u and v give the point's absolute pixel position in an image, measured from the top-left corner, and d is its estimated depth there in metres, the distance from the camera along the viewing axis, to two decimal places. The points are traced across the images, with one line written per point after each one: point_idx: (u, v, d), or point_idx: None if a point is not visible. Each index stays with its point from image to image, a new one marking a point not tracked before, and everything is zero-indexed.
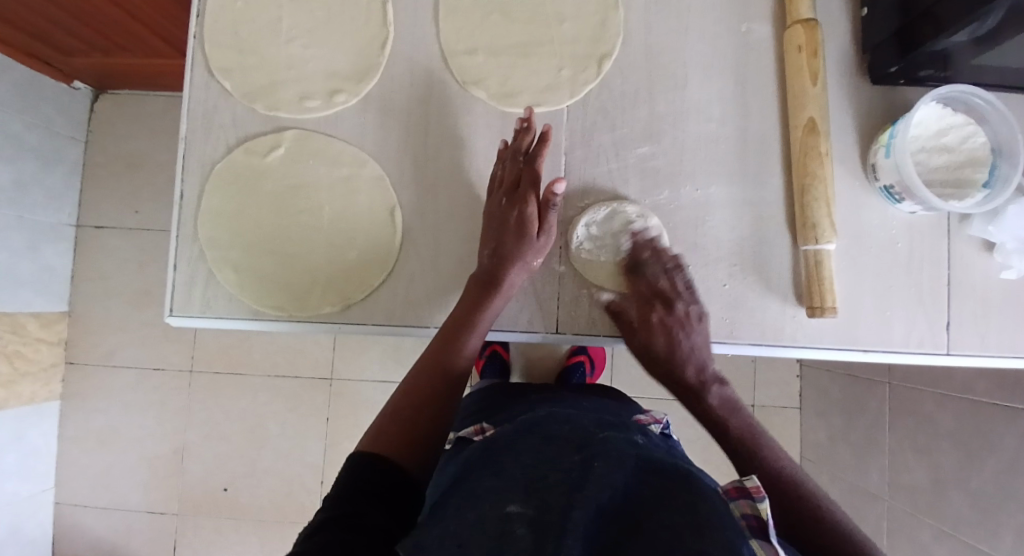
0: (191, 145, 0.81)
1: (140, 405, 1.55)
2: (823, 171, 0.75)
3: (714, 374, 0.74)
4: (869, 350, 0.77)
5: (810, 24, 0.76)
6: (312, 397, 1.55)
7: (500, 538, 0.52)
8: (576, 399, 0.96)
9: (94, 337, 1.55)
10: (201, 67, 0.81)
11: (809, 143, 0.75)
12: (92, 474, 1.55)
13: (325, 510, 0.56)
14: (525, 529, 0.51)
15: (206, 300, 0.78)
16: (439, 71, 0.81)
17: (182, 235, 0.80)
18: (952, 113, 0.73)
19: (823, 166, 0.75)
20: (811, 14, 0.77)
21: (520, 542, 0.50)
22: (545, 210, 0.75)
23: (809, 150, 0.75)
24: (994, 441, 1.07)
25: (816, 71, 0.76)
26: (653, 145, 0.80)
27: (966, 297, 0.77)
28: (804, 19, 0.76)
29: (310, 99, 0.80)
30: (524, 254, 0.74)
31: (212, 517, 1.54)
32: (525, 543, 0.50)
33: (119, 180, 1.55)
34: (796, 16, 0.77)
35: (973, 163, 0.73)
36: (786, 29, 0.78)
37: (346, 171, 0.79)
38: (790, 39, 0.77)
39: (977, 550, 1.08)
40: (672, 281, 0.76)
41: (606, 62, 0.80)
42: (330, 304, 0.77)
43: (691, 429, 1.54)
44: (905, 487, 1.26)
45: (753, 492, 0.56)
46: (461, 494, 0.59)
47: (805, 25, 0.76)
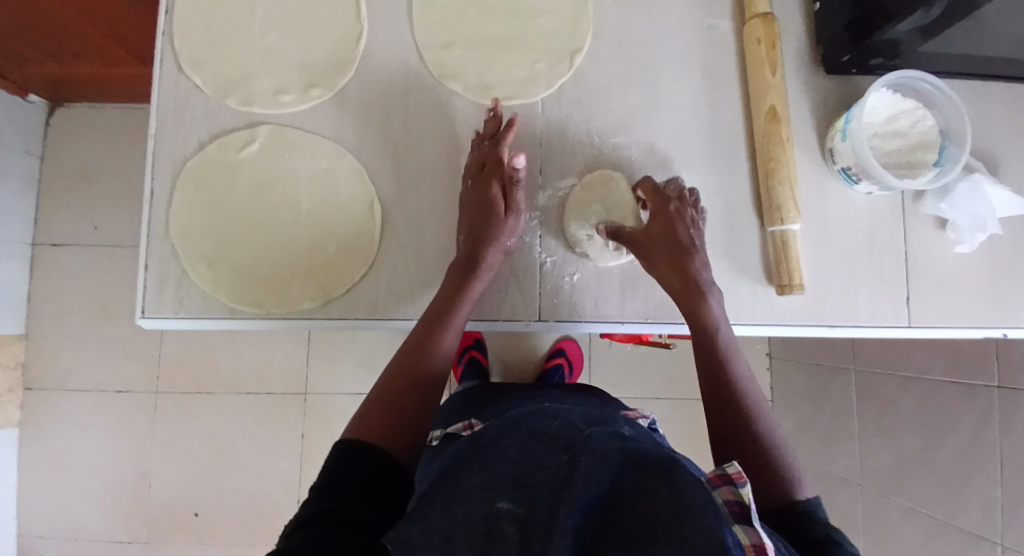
0: (161, 143, 0.79)
1: (102, 428, 1.49)
2: (786, 156, 0.78)
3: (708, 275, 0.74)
4: (838, 325, 0.80)
5: (768, 17, 0.80)
6: (284, 412, 1.51)
7: (488, 536, 0.51)
8: (560, 395, 0.95)
9: (52, 359, 1.49)
10: (171, 64, 0.80)
11: (772, 129, 0.79)
12: (51, 504, 1.48)
13: (312, 503, 0.55)
14: (514, 527, 0.51)
15: (179, 299, 0.76)
16: (415, 66, 0.82)
17: (153, 234, 0.78)
18: (903, 99, 0.78)
19: (786, 151, 0.78)
20: (769, 9, 0.81)
21: (508, 543, 0.50)
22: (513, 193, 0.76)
23: (773, 135, 0.79)
24: (955, 419, 1.12)
25: (776, 62, 0.80)
26: (626, 135, 0.82)
27: (923, 272, 0.82)
28: (762, 13, 0.80)
29: (285, 94, 0.80)
30: (498, 241, 0.75)
31: (182, 543, 1.48)
32: (512, 542, 0.50)
33: (78, 194, 1.51)
34: (754, 10, 0.81)
35: (924, 145, 0.78)
36: (746, 23, 0.82)
37: (324, 164, 0.79)
38: (749, 32, 0.81)
39: (946, 524, 1.12)
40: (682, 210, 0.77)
41: (578, 57, 0.83)
42: (310, 298, 0.76)
43: (669, 427, 1.56)
44: (876, 470, 1.31)
45: (736, 478, 0.54)
46: (448, 486, 0.58)
47: (763, 19, 0.80)
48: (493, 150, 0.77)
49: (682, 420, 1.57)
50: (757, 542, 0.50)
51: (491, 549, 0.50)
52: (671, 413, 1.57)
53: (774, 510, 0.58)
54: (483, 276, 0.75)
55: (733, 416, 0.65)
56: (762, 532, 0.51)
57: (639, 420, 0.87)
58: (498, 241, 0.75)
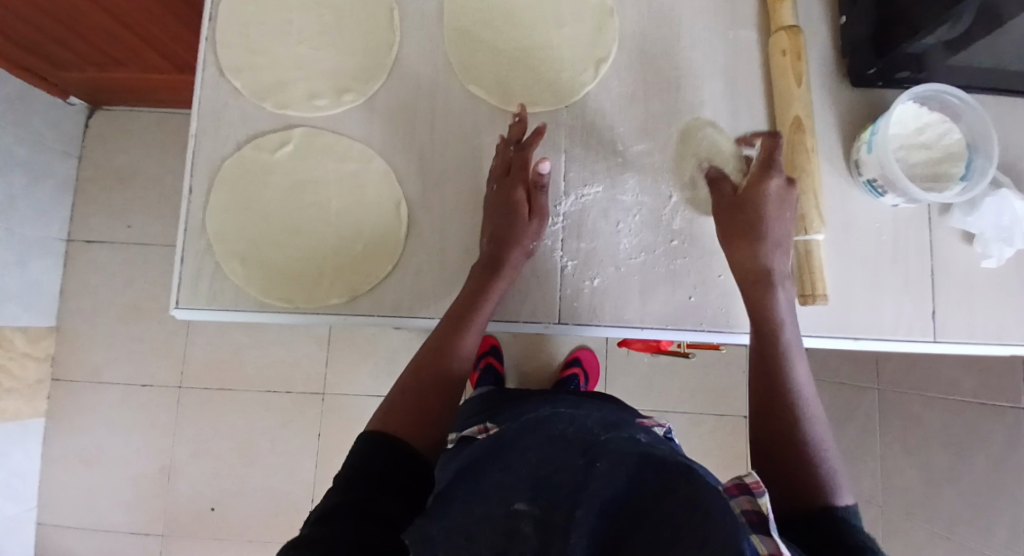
0: (200, 143, 0.82)
1: (127, 423, 1.53)
2: (810, 166, 0.79)
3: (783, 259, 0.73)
4: (860, 337, 0.80)
5: (793, 30, 0.80)
6: (304, 412, 1.54)
7: (508, 536, 0.53)
8: (578, 400, 0.96)
9: (82, 353, 1.53)
10: (211, 68, 0.83)
11: (797, 139, 0.79)
12: (75, 496, 1.51)
13: (337, 494, 0.56)
14: (533, 528, 0.53)
15: (212, 293, 0.79)
16: (444, 72, 0.84)
17: (189, 229, 0.80)
18: (929, 112, 0.78)
19: (811, 161, 0.79)
20: (795, 22, 0.82)
21: (527, 544, 0.52)
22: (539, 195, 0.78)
23: (797, 145, 0.79)
24: (982, 440, 1.09)
25: (800, 73, 0.80)
26: (650, 143, 0.83)
27: (949, 285, 0.81)
28: (787, 25, 0.81)
29: (318, 98, 0.83)
30: (522, 243, 0.76)
31: (200, 538, 1.50)
32: (531, 542, 0.52)
33: (112, 194, 1.56)
34: (779, 23, 0.82)
35: (950, 158, 0.78)
36: (771, 35, 0.83)
37: (354, 166, 0.81)
38: (774, 44, 0.82)
39: (972, 549, 1.09)
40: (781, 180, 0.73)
41: (603, 66, 0.84)
42: (337, 295, 0.78)
43: (686, 440, 1.55)
44: (899, 491, 1.28)
45: (754, 488, 0.55)
46: (467, 484, 0.60)
47: (788, 31, 0.81)
48: (518, 153, 0.78)
49: (699, 434, 1.55)
50: (774, 550, 0.49)
51: (511, 549, 0.52)
52: (688, 427, 1.56)
53: (804, 509, 0.58)
54: (506, 277, 0.76)
55: (772, 409, 0.65)
56: (778, 540, 0.50)
57: (656, 428, 0.87)
58: (522, 243, 0.76)
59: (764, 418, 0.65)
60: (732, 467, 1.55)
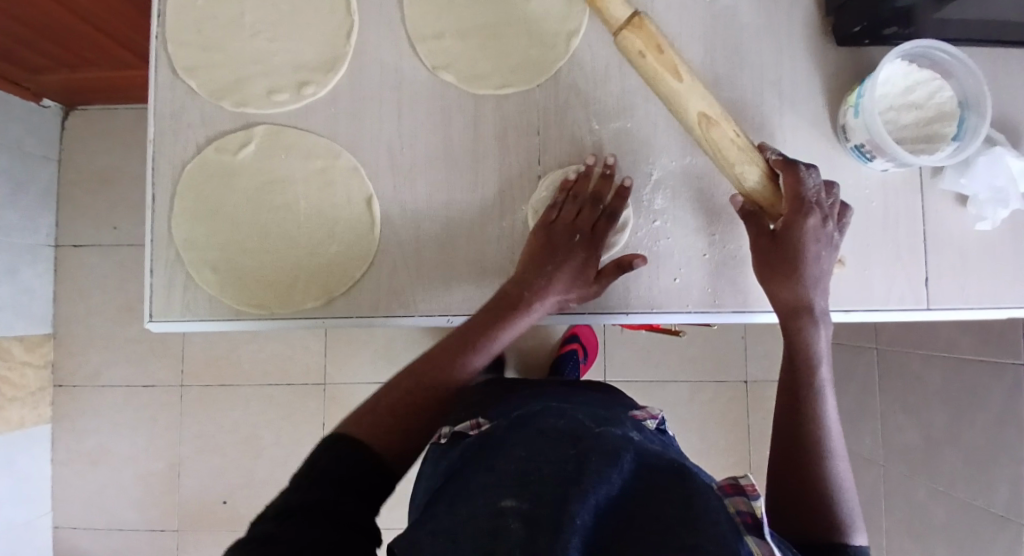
0: (161, 149, 0.79)
1: (131, 423, 1.53)
2: (746, 153, 0.68)
3: (822, 307, 0.71)
4: (851, 310, 0.78)
5: (637, 23, 0.67)
6: (305, 403, 1.54)
7: (492, 535, 0.48)
8: (568, 391, 0.92)
9: (81, 358, 1.53)
10: (164, 68, 0.79)
11: (714, 134, 0.68)
12: (87, 496, 1.53)
13: (303, 493, 0.53)
14: (518, 525, 0.47)
15: (186, 302, 0.77)
16: (408, 58, 0.80)
17: (157, 239, 0.78)
18: (918, 69, 0.74)
19: (744, 148, 0.68)
20: (634, 12, 0.68)
21: (512, 541, 0.46)
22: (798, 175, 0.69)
23: (717, 141, 0.68)
24: (983, 396, 1.08)
25: (673, 64, 0.67)
26: (627, 119, 0.80)
27: (944, 250, 0.78)
28: (628, 19, 0.67)
29: (278, 93, 0.79)
30: (557, 292, 0.74)
31: (213, 531, 1.53)
32: (518, 539, 0.46)
33: (95, 197, 1.53)
34: (617, 23, 0.69)
35: (941, 118, 0.74)
36: (614, 38, 0.69)
37: (321, 163, 0.78)
38: (625, 47, 0.68)
39: (974, 506, 1.09)
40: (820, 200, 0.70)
41: (575, 40, 0.80)
42: (313, 298, 0.77)
43: (688, 409, 1.55)
44: (900, 449, 1.28)
45: (748, 490, 0.54)
46: (452, 488, 0.55)
47: (633, 27, 0.67)
48: (566, 205, 0.76)
49: (700, 402, 1.56)
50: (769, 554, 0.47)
51: (496, 547, 0.46)
52: (689, 396, 1.56)
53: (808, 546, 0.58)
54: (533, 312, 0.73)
55: (800, 451, 0.64)
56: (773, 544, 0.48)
57: (647, 420, 0.81)
58: (561, 278, 0.74)
59: (781, 463, 0.65)
60: (735, 432, 1.55)
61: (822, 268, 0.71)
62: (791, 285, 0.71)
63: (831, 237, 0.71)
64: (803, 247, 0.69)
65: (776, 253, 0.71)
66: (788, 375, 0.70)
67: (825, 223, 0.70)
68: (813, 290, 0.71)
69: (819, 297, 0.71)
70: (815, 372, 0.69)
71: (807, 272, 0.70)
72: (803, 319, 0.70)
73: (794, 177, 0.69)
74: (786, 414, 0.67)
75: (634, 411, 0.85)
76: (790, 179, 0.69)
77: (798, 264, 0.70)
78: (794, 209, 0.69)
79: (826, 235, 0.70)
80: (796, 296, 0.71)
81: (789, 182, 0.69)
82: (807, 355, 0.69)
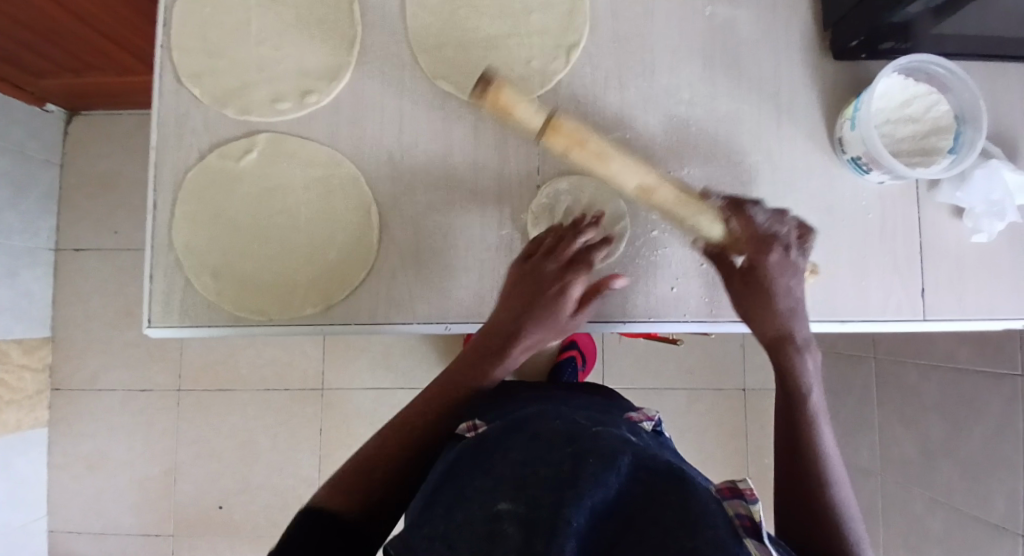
0: (163, 156, 0.79)
1: (128, 427, 1.53)
2: (697, 207, 0.73)
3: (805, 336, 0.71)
4: (847, 320, 0.78)
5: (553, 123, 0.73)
6: (302, 409, 1.54)
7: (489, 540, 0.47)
8: (565, 393, 0.92)
9: (79, 361, 1.53)
10: (168, 75, 0.80)
11: (663, 198, 0.73)
12: (82, 501, 1.53)
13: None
14: (516, 529, 0.46)
15: (184, 309, 0.77)
16: (410, 67, 0.81)
17: (157, 245, 0.78)
18: (915, 83, 0.75)
19: (694, 203, 0.73)
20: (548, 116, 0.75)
21: (512, 545, 0.45)
22: (747, 215, 0.74)
23: (669, 201, 0.73)
24: (979, 407, 1.09)
25: (599, 149, 0.73)
26: (627, 130, 0.80)
27: (939, 262, 0.79)
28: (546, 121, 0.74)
29: (280, 101, 0.80)
30: (534, 336, 0.73)
31: (209, 536, 1.52)
32: (515, 543, 0.45)
33: (96, 200, 1.53)
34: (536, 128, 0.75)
35: (937, 131, 0.75)
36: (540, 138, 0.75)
37: (322, 171, 0.79)
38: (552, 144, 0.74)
39: (970, 517, 1.09)
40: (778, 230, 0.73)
41: (575, 51, 0.81)
42: (312, 306, 0.77)
43: (685, 417, 1.55)
44: (898, 459, 1.28)
45: (747, 494, 0.55)
46: (447, 491, 0.55)
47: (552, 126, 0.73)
48: (551, 245, 0.75)
49: (697, 410, 1.56)
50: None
51: (492, 551, 0.45)
52: (686, 404, 1.56)
53: None
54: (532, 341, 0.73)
55: (805, 486, 0.62)
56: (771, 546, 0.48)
57: (644, 423, 0.81)
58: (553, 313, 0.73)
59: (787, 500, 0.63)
60: (732, 440, 1.55)
61: (795, 296, 0.72)
62: (769, 317, 0.71)
63: (797, 263, 0.72)
64: (774, 278, 0.71)
65: (746, 287, 0.72)
66: (783, 406, 0.69)
67: (790, 251, 0.72)
68: (792, 321, 0.71)
69: (800, 326, 0.71)
70: (808, 404, 0.67)
71: (783, 301, 0.71)
72: (789, 349, 0.70)
73: (743, 217, 0.73)
74: (785, 450, 0.66)
75: (631, 413, 0.85)
76: (738, 220, 0.73)
77: (771, 294, 0.71)
78: (754, 244, 0.72)
79: (793, 264, 0.72)
80: (778, 327, 0.71)
81: (741, 224, 0.73)
82: (799, 385, 0.68)
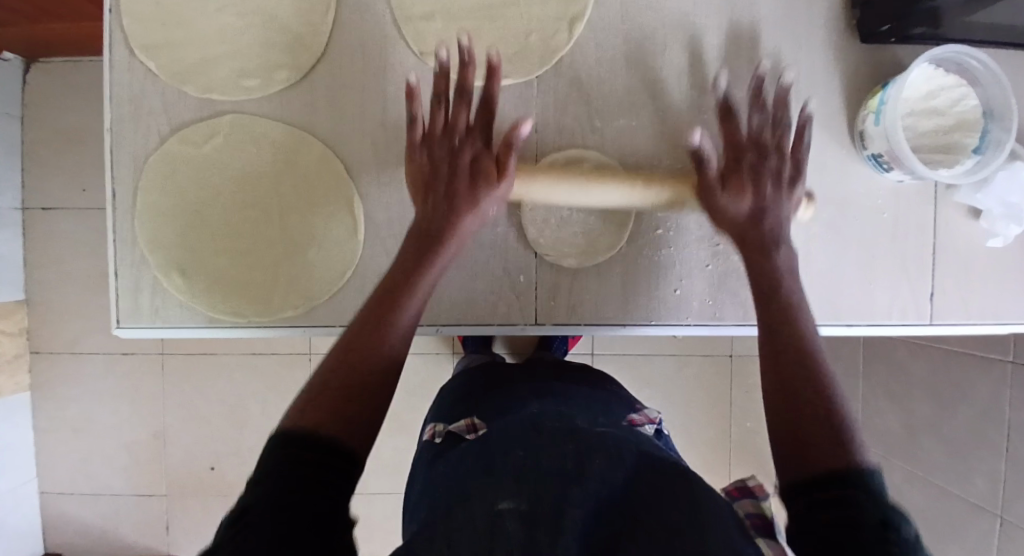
0: (119, 139, 0.72)
1: (112, 392, 1.48)
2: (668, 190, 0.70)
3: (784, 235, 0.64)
4: (854, 325, 0.75)
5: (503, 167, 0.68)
6: (291, 374, 1.50)
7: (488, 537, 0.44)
8: (559, 371, 0.88)
9: (56, 324, 1.45)
10: (121, 45, 0.71)
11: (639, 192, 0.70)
12: (70, 464, 1.49)
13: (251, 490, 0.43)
14: (517, 526, 0.44)
15: (154, 309, 0.73)
16: (393, 41, 0.73)
17: (119, 239, 0.73)
18: (943, 74, 0.69)
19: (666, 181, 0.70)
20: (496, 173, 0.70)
21: (515, 545, 0.43)
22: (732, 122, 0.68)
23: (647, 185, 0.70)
24: (966, 391, 1.08)
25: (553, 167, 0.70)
26: (632, 117, 0.74)
27: (951, 265, 0.76)
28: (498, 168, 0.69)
29: (248, 78, 0.72)
30: (465, 202, 0.64)
31: (201, 498, 1.50)
32: (519, 542, 0.43)
33: (61, 158, 1.43)
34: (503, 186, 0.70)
35: (963, 127, 0.69)
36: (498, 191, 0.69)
37: (296, 158, 0.72)
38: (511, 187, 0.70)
39: (949, 493, 1.12)
40: (765, 133, 0.67)
41: (578, 25, 0.73)
42: (292, 306, 0.72)
43: (675, 384, 1.55)
44: (880, 433, 1.30)
45: (757, 492, 0.58)
46: (448, 494, 0.52)
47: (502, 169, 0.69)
48: (439, 108, 0.66)
49: (686, 377, 1.55)
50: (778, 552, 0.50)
51: (493, 549, 0.43)
52: (677, 371, 1.55)
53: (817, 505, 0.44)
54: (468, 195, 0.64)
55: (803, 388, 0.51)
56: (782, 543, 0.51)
57: (645, 427, 0.76)
58: (473, 166, 0.64)
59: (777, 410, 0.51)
60: (720, 407, 1.56)
61: (783, 201, 0.66)
62: (756, 212, 0.64)
63: (783, 173, 0.66)
64: (761, 184, 0.65)
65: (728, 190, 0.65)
66: (763, 307, 0.59)
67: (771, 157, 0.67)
68: (776, 221, 0.64)
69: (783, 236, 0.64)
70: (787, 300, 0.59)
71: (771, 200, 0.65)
72: (770, 245, 0.63)
73: (727, 122, 0.67)
74: (770, 347, 0.55)
75: (635, 414, 0.78)
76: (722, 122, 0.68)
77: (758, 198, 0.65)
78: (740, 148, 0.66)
79: (780, 176, 0.66)
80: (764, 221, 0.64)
81: (728, 129, 0.67)
82: (777, 277, 0.61)
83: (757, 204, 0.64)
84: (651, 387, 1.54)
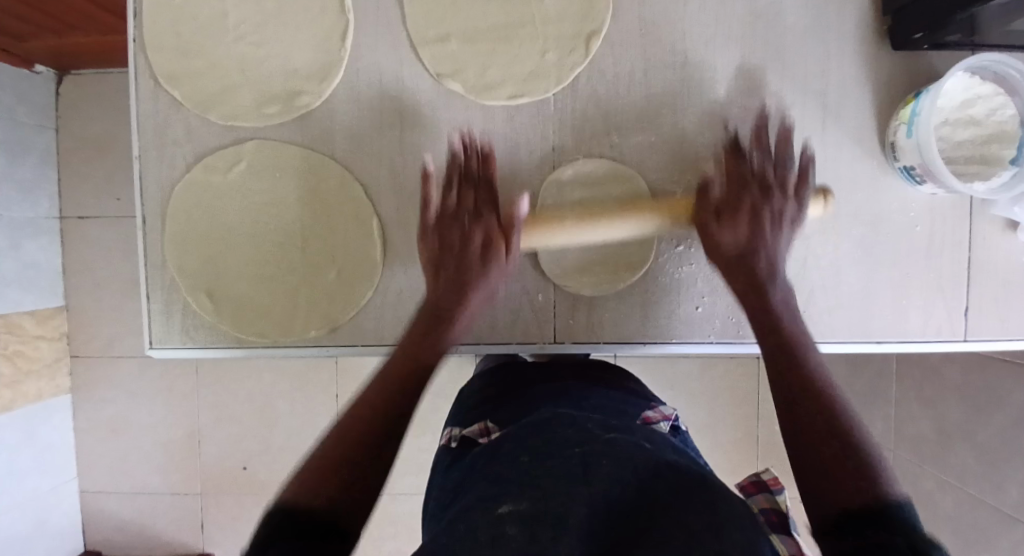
0: (146, 167, 0.74)
1: (146, 394, 1.52)
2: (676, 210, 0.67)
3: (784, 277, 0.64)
4: (884, 341, 0.73)
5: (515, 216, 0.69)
6: (317, 376, 1.51)
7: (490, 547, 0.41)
8: (581, 371, 0.86)
9: (91, 330, 1.50)
10: (146, 75, 0.73)
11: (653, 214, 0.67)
12: (109, 461, 1.55)
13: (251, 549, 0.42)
14: (520, 530, 0.41)
15: (185, 330, 0.75)
16: (409, 63, 0.73)
17: (150, 263, 0.75)
18: (980, 83, 0.66)
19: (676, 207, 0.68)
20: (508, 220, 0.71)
21: (519, 548, 0.40)
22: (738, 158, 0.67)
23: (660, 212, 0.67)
24: (1003, 398, 1.05)
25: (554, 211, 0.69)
26: (651, 133, 0.73)
27: (988, 280, 0.73)
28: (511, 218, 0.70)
29: (268, 105, 0.73)
30: (473, 271, 0.66)
31: (233, 494, 1.53)
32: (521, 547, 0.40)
33: (92, 167, 1.46)
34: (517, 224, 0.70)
35: (1001, 137, 0.66)
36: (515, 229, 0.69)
37: (316, 183, 0.73)
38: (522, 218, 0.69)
39: (981, 502, 1.09)
40: (766, 169, 0.67)
41: (595, 42, 0.72)
42: (315, 327, 0.74)
43: (699, 385, 1.52)
44: (911, 437, 1.26)
45: (772, 487, 0.60)
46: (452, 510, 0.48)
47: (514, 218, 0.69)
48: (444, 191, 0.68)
49: (711, 378, 1.52)
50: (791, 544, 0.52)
51: None
52: (701, 372, 1.52)
53: (845, 515, 0.44)
54: (474, 270, 0.66)
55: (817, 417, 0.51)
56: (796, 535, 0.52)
57: (661, 424, 0.75)
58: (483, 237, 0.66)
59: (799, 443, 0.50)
60: (745, 408, 1.53)
61: (783, 244, 0.65)
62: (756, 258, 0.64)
63: (786, 214, 0.65)
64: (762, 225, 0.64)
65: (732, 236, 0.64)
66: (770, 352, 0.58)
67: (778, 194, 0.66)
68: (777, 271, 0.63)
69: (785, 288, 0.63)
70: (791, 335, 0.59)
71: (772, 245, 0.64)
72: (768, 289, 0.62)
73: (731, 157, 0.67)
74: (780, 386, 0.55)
75: (649, 410, 0.77)
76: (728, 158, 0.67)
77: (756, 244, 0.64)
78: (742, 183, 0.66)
79: (781, 217, 0.65)
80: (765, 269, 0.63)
81: (732, 162, 0.67)
82: (777, 318, 0.60)
83: (754, 236, 0.64)
84: (675, 388, 1.53)
